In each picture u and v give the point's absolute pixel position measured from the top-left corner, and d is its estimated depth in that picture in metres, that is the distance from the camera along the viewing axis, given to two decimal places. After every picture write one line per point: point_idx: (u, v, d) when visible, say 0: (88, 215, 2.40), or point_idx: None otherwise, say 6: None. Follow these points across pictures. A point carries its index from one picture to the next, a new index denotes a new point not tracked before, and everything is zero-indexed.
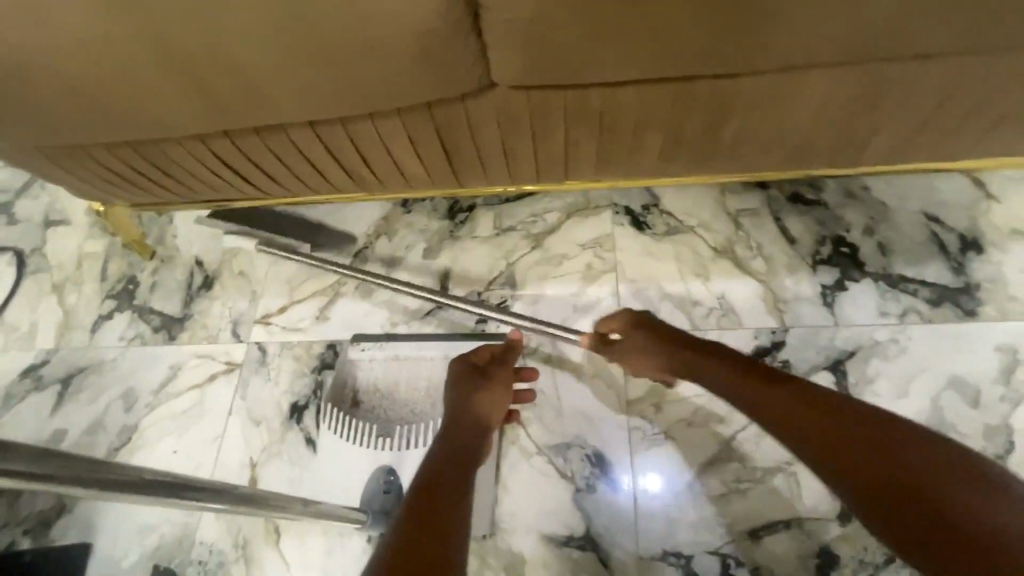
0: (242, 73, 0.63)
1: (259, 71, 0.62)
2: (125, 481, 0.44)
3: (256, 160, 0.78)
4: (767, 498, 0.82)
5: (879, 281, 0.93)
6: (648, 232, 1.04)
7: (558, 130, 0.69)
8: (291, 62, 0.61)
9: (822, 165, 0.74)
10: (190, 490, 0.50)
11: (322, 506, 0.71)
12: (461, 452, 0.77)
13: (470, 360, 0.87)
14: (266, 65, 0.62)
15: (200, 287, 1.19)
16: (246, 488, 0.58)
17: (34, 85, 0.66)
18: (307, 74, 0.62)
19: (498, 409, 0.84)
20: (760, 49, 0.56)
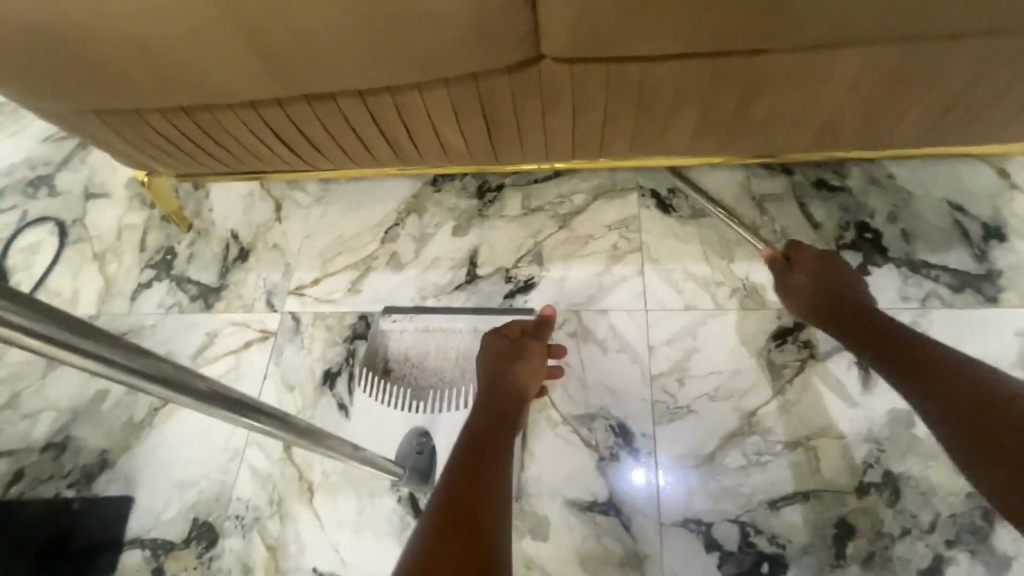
0: (299, 42, 0.66)
1: (315, 40, 0.66)
2: (186, 382, 0.48)
3: (304, 129, 0.82)
4: (786, 471, 0.85)
5: (902, 266, 0.95)
6: (673, 215, 1.07)
7: (596, 105, 0.72)
8: (347, 32, 0.64)
9: (850, 145, 0.76)
10: (245, 406, 0.54)
11: (367, 454, 0.75)
12: (500, 418, 0.80)
13: (504, 334, 0.92)
14: (322, 34, 0.65)
15: (235, 259, 1.23)
16: (300, 421, 0.63)
17: (102, 50, 0.70)
18: (360, 43, 0.65)
19: (533, 379, 0.87)
20: (797, 27, 0.59)
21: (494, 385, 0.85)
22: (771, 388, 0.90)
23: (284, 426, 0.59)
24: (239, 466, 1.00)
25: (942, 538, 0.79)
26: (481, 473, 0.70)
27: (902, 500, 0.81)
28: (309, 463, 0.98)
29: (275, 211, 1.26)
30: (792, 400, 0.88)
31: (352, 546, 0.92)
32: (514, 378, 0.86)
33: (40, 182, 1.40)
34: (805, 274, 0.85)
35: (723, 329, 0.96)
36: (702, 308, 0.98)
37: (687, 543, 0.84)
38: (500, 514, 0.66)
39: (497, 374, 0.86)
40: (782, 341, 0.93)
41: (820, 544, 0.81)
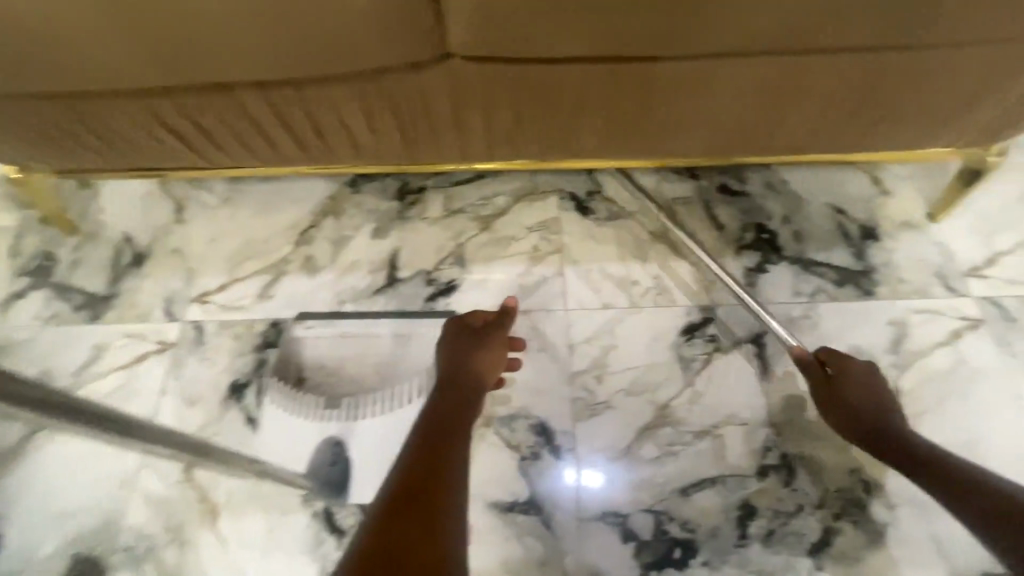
0: (187, 19, 0.62)
1: (206, 18, 0.62)
2: (41, 397, 0.42)
3: (200, 123, 0.76)
4: (695, 459, 0.89)
5: (794, 264, 1.03)
6: (591, 217, 1.10)
7: (506, 106, 0.72)
8: (241, 16, 0.61)
9: (743, 151, 0.82)
10: (127, 424, 0.49)
11: (266, 467, 0.70)
12: (459, 406, 0.79)
13: (466, 321, 0.91)
14: (214, 13, 0.61)
15: (129, 265, 1.13)
16: (194, 439, 0.58)
17: None
18: (255, 25, 0.62)
19: (494, 367, 0.87)
20: (684, 34, 0.62)
21: (454, 373, 0.84)
22: (682, 380, 0.94)
23: (167, 443, 0.53)
24: (131, 492, 0.91)
25: (830, 512, 0.86)
26: (435, 459, 0.69)
27: (796, 480, 0.88)
28: (213, 484, 0.91)
29: (176, 213, 1.17)
30: (701, 390, 0.93)
31: (261, 569, 0.86)
32: (475, 367, 0.85)
33: None
34: (853, 387, 0.83)
35: (638, 326, 0.99)
36: (618, 306, 1.01)
37: (605, 535, 0.86)
38: (453, 507, 0.64)
39: (456, 364, 0.85)
40: (690, 335, 0.98)
41: (725, 526, 0.86)
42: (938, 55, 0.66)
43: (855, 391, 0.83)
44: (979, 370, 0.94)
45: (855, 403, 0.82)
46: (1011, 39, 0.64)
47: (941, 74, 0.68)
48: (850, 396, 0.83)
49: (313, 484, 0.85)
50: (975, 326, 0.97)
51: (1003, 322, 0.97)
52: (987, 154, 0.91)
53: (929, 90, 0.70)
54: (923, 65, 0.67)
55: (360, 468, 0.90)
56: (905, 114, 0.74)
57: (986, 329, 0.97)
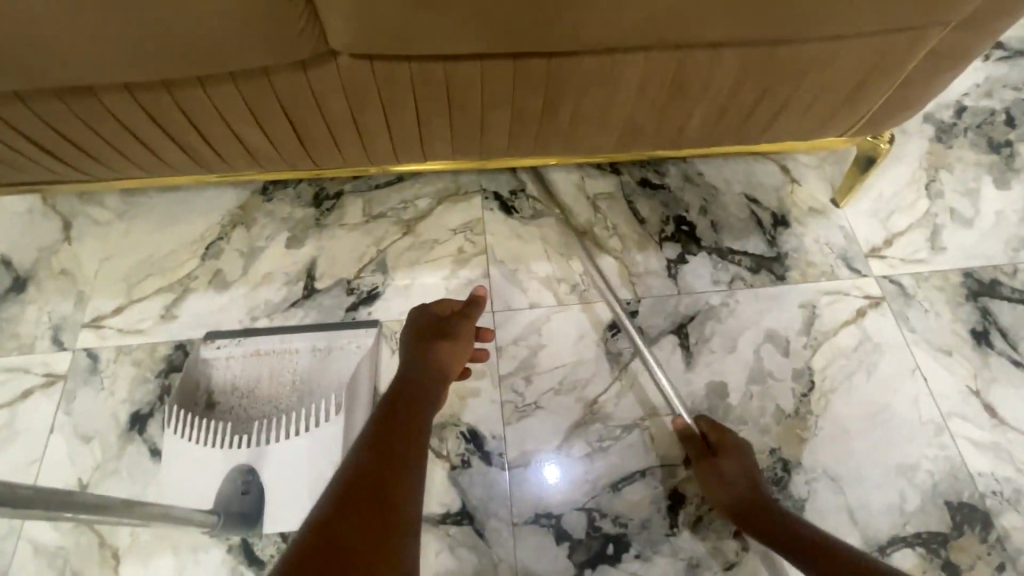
0: (22, 20, 0.55)
1: (44, 19, 0.55)
2: None
3: (65, 132, 0.69)
4: (625, 453, 0.90)
5: (712, 254, 1.06)
6: (516, 216, 1.09)
7: (407, 105, 0.69)
8: (88, 19, 0.55)
9: (652, 145, 0.83)
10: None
11: (151, 509, 0.64)
12: (419, 397, 0.76)
13: (430, 311, 0.88)
14: (53, 12, 0.54)
15: (8, 291, 1.02)
16: (83, 497, 0.55)
17: None
18: (105, 25, 0.56)
19: (457, 360, 0.83)
20: (576, 31, 0.62)
21: (415, 362, 0.81)
22: (610, 375, 0.95)
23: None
24: (16, 543, 0.82)
25: None
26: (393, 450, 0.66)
27: None
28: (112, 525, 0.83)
29: (64, 231, 1.06)
30: (628, 384, 0.94)
31: None
32: (440, 357, 0.82)
33: None
34: (729, 460, 0.84)
35: (565, 323, 0.99)
36: (545, 305, 1.00)
37: (539, 539, 0.85)
38: (408, 499, 0.61)
39: (419, 353, 0.82)
40: (617, 330, 0.98)
41: (656, 517, 0.87)
42: (822, 48, 0.68)
43: (729, 464, 0.84)
44: (882, 345, 1.00)
45: (733, 479, 0.83)
46: (885, 32, 0.67)
47: (826, 66, 0.71)
48: (732, 471, 0.83)
49: (217, 518, 0.78)
50: (877, 304, 1.03)
51: (901, 298, 1.03)
52: (877, 142, 0.97)
53: (816, 83, 0.73)
54: (809, 57, 0.69)
55: (271, 496, 0.84)
56: (798, 106, 0.77)
57: (887, 305, 1.03)
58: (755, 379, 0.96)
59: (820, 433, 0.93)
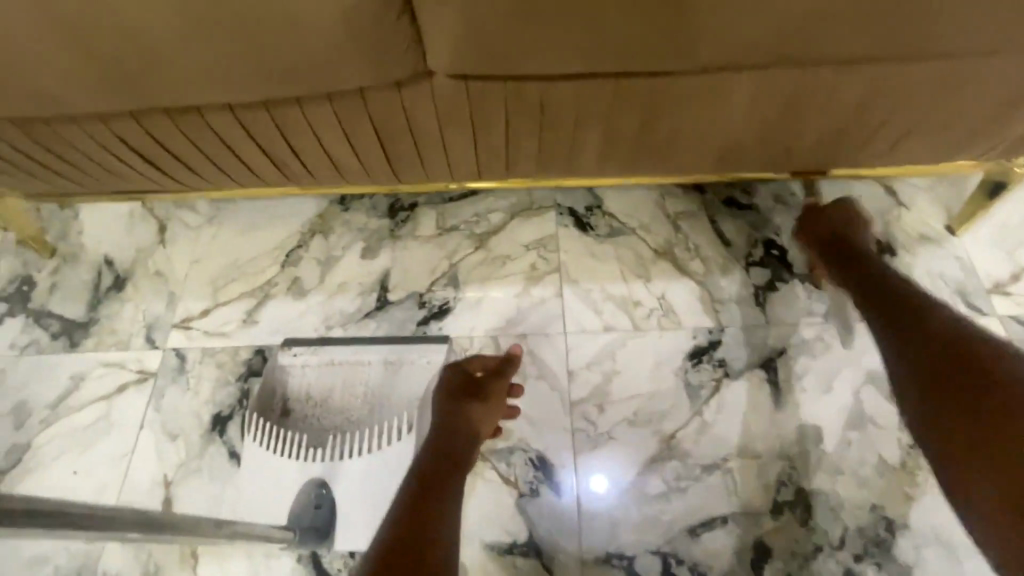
0: (141, 38, 0.57)
1: (160, 38, 0.57)
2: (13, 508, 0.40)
3: (170, 147, 0.71)
4: (705, 495, 0.84)
5: (807, 282, 0.98)
6: (591, 233, 1.05)
7: (499, 125, 0.67)
8: (201, 40, 0.57)
9: (752, 168, 0.77)
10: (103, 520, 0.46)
11: (237, 527, 0.66)
12: (447, 468, 0.74)
13: (461, 369, 0.85)
14: (172, 26, 0.56)
15: (109, 289, 1.08)
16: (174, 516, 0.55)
17: None
18: (219, 42, 0.57)
19: (487, 426, 0.81)
20: (688, 47, 0.58)
21: (443, 427, 0.79)
22: (689, 409, 0.89)
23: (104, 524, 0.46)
24: None
25: (850, 553, 0.81)
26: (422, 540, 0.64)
27: (814, 517, 0.82)
28: None
29: (159, 233, 1.12)
30: (709, 420, 0.88)
31: None
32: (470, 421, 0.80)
33: None
34: (825, 225, 0.90)
35: (642, 350, 0.94)
36: (620, 329, 0.96)
37: None
38: None
39: (448, 416, 0.80)
40: (698, 360, 0.92)
41: (738, 569, 0.80)
42: (960, 62, 0.61)
43: (823, 226, 0.90)
44: None
45: (829, 232, 0.89)
46: None
47: (967, 86, 0.63)
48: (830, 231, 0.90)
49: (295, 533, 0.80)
50: None
51: None
52: (1011, 166, 0.85)
53: (951, 104, 0.65)
54: (947, 75, 0.62)
55: (345, 511, 0.86)
56: (928, 130, 0.69)
57: None
58: (854, 423, 0.87)
59: (931, 491, 0.83)
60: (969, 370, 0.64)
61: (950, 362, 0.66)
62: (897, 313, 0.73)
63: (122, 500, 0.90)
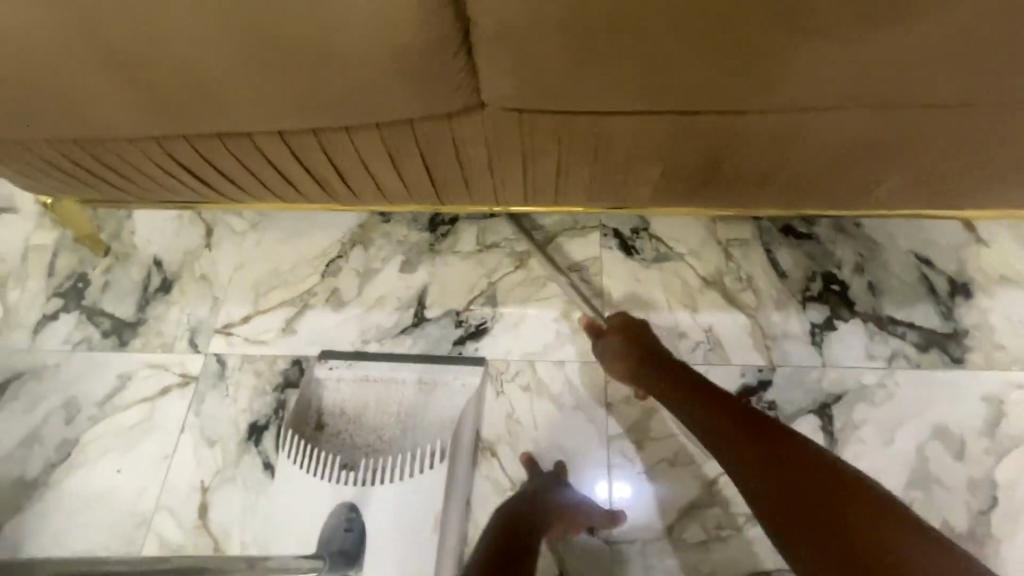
0: (199, 65, 0.56)
1: (218, 66, 0.56)
2: None
3: (217, 166, 0.70)
4: (747, 548, 0.80)
5: (869, 322, 0.92)
6: (636, 257, 1.01)
7: (555, 158, 0.66)
8: (259, 69, 0.56)
9: (817, 206, 0.74)
10: None
11: (268, 563, 0.68)
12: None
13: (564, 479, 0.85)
14: (232, 56, 0.55)
15: (157, 290, 1.11)
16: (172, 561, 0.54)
17: None
18: (279, 72, 0.56)
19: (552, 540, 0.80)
20: (772, 87, 0.57)
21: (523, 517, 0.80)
22: None
23: None
24: (147, 534, 0.90)
25: None
26: None
27: None
28: (228, 534, 0.88)
29: (205, 237, 1.14)
30: None
31: None
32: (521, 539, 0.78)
33: None
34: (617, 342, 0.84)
35: None
36: None
37: None
38: None
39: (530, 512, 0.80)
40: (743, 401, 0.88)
41: None
42: None
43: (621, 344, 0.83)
44: None
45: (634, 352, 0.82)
46: None
47: None
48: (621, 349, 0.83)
49: (324, 560, 0.77)
50: None
51: None
52: None
53: None
54: None
55: (376, 538, 0.82)
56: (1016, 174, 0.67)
57: None
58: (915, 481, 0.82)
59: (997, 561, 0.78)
60: (841, 513, 0.59)
61: (826, 537, 0.58)
62: (727, 455, 0.68)
63: (160, 504, 0.92)
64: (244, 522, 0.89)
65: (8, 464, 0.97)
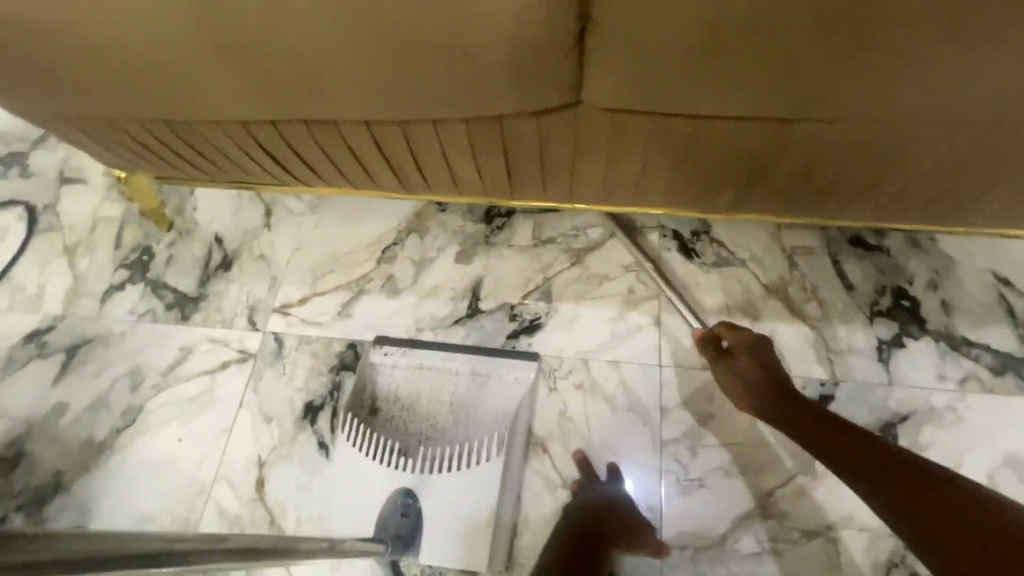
0: (302, 53, 0.57)
1: (322, 55, 0.56)
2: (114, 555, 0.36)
3: (299, 152, 0.72)
4: (803, 564, 0.79)
5: (940, 341, 0.89)
6: (696, 260, 0.99)
7: (639, 159, 0.66)
8: (361, 60, 0.56)
9: (893, 216, 0.74)
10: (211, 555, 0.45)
11: (343, 546, 0.68)
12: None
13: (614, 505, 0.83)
14: (341, 49, 0.55)
15: (218, 267, 1.13)
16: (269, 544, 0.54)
17: (73, 56, 0.61)
18: (385, 67, 0.57)
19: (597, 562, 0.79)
20: (881, 99, 0.56)
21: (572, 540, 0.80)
22: (790, 468, 0.84)
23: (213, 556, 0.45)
24: (205, 503, 0.94)
25: None
26: None
27: None
28: (283, 508, 0.91)
29: (265, 217, 1.16)
30: (813, 482, 0.83)
31: None
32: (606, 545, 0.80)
33: (12, 160, 1.26)
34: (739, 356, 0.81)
35: None
36: None
37: None
38: None
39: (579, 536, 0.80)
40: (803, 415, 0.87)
41: None
42: None
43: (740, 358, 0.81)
44: None
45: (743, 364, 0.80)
46: None
47: None
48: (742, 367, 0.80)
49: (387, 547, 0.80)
50: None
51: None
52: None
53: None
54: None
55: (430, 525, 0.85)
56: None
57: None
58: None
59: None
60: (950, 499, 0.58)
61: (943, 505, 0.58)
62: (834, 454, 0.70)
63: (218, 475, 0.95)
64: (298, 498, 0.92)
65: (77, 426, 1.02)
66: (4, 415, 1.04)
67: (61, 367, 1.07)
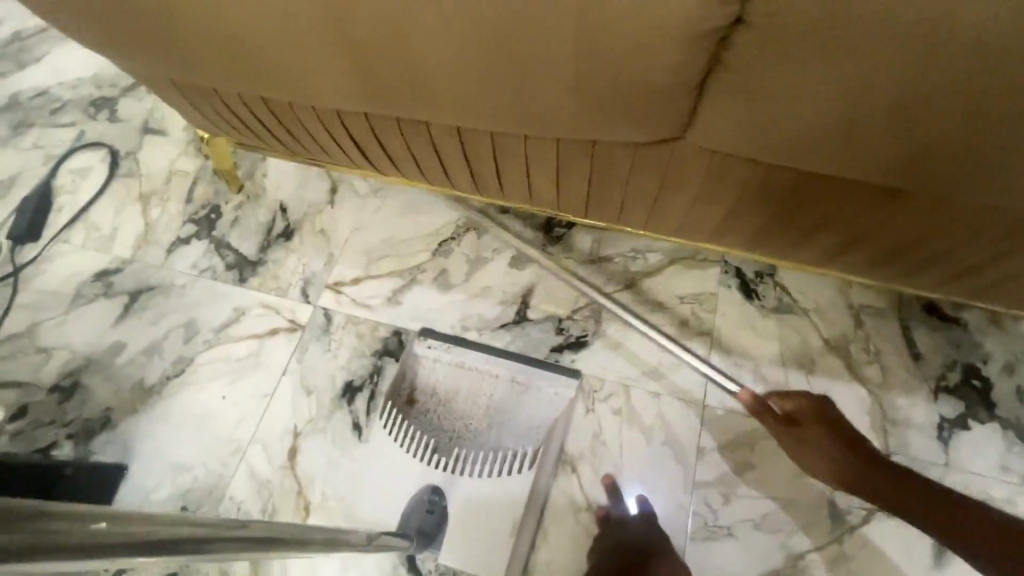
0: (416, 62, 0.58)
1: (435, 67, 0.58)
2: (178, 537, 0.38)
3: (384, 142, 0.75)
4: None
5: (1008, 429, 0.85)
6: (755, 301, 0.95)
7: (718, 196, 0.68)
8: (472, 78, 0.57)
9: (965, 289, 0.73)
10: (280, 540, 0.49)
11: (383, 540, 0.70)
12: None
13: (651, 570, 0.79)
14: (459, 64, 0.56)
15: (279, 236, 1.14)
16: (321, 532, 0.57)
17: (194, 36, 0.63)
18: (496, 87, 0.58)
19: None
20: (998, 185, 0.54)
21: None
22: (827, 537, 0.83)
23: (283, 538, 0.49)
24: (239, 463, 0.97)
25: None
26: None
27: None
28: (310, 481, 0.95)
29: (330, 193, 1.16)
30: (848, 552, 0.82)
31: None
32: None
33: (103, 104, 1.31)
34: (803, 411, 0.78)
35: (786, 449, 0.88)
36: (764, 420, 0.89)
37: None
38: None
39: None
40: None
41: None
42: None
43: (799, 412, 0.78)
44: None
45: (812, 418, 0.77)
46: None
47: None
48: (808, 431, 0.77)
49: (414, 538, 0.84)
50: None
51: None
52: None
53: None
54: None
55: (451, 525, 0.88)
56: None
57: None
58: None
59: None
60: None
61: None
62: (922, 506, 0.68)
63: (256, 438, 0.99)
64: (327, 473, 0.94)
65: (131, 367, 1.06)
66: (68, 345, 1.10)
67: (123, 309, 1.12)
